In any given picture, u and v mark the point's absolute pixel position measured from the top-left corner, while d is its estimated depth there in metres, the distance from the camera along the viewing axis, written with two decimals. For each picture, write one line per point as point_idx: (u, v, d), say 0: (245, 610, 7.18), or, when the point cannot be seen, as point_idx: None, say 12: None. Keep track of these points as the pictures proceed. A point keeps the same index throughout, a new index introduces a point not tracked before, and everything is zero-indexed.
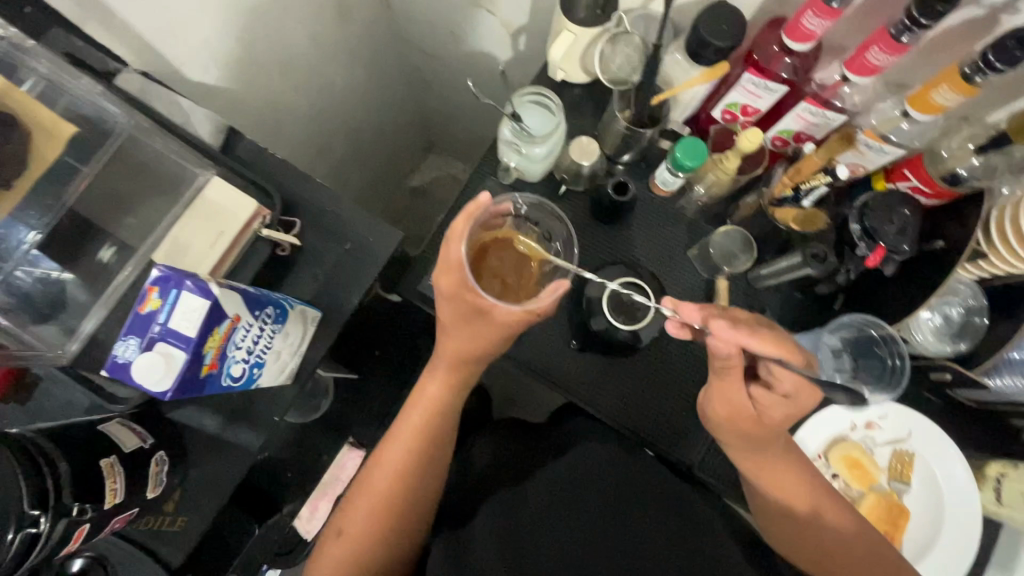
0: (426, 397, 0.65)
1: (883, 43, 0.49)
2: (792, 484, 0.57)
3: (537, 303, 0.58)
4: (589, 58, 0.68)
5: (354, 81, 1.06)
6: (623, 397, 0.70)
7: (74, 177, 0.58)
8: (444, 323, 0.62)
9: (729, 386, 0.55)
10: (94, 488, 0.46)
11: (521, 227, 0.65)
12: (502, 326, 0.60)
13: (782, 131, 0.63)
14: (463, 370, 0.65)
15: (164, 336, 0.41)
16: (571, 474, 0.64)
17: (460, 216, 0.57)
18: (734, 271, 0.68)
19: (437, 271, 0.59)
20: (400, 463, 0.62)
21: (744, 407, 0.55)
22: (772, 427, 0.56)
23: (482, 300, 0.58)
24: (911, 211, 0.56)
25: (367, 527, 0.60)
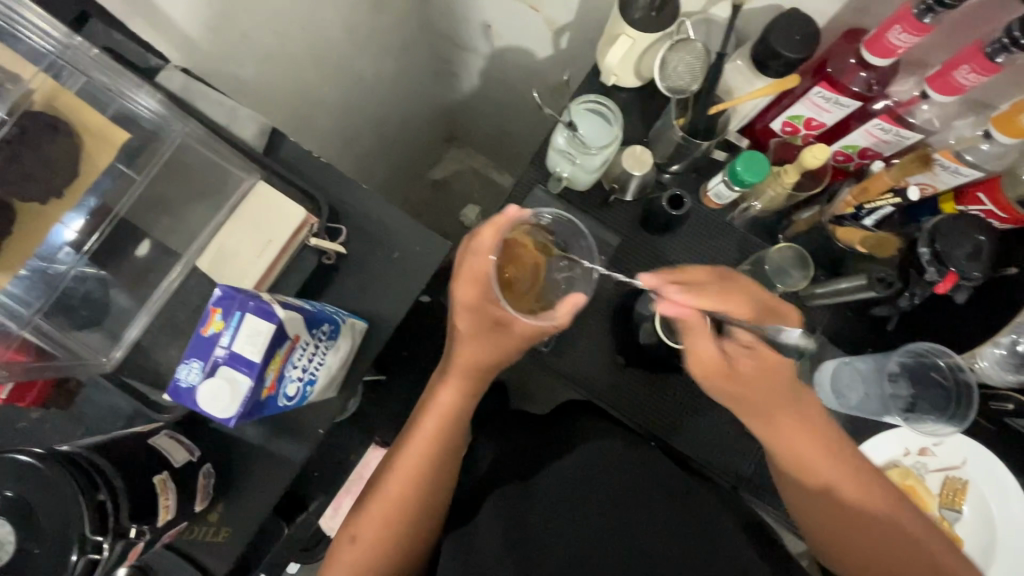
0: (442, 406, 0.62)
1: (975, 63, 0.46)
2: (820, 467, 0.53)
3: (556, 316, 0.57)
4: (644, 63, 0.65)
5: (384, 74, 1.02)
6: (658, 409, 0.69)
7: (130, 187, 0.56)
8: (459, 331, 0.60)
9: (698, 338, 0.52)
10: (149, 507, 0.45)
11: (538, 237, 0.61)
12: (521, 339, 0.59)
13: (847, 146, 0.61)
14: (477, 378, 0.63)
15: (228, 359, 0.39)
16: (577, 475, 0.62)
17: (489, 228, 0.57)
18: (788, 289, 0.65)
19: (460, 281, 0.58)
20: (412, 469, 0.60)
21: (711, 360, 0.52)
22: (764, 388, 0.53)
23: (504, 313, 0.58)
24: (985, 236, 0.54)
25: (380, 533, 0.59)
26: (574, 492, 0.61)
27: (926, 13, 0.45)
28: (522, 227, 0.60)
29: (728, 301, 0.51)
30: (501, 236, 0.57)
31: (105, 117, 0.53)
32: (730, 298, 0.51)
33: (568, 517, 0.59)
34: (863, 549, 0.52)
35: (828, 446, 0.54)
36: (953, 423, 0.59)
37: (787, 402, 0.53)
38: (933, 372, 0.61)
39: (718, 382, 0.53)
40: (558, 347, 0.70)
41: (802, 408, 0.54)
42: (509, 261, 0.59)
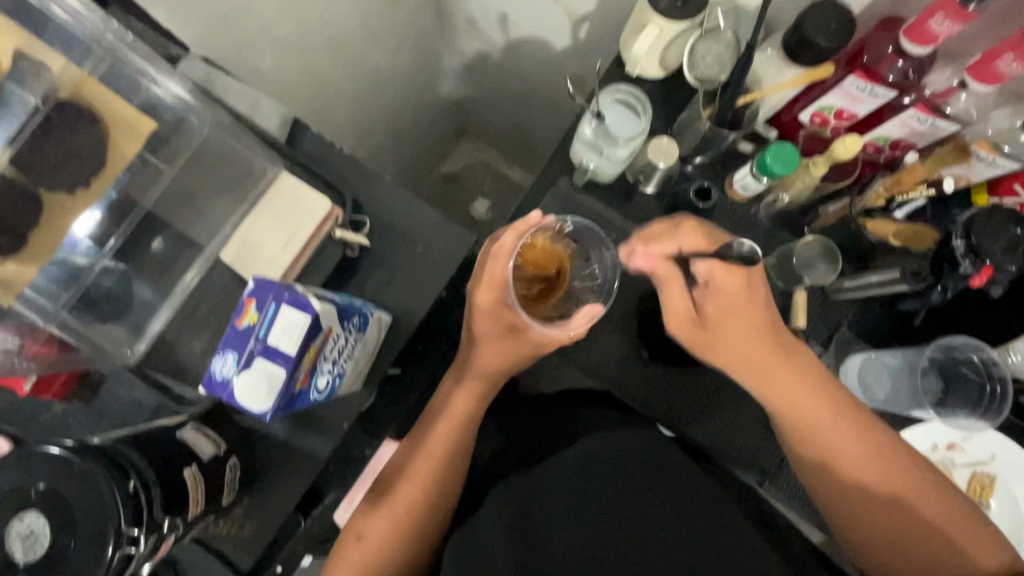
0: (452, 406, 0.63)
1: (1019, 51, 0.45)
2: (831, 430, 0.54)
3: (572, 325, 0.58)
4: (671, 53, 0.64)
5: (399, 66, 1.01)
6: (675, 405, 0.67)
7: (156, 179, 0.56)
8: (475, 334, 0.60)
9: (668, 286, 0.55)
10: (180, 500, 0.45)
11: (561, 245, 0.62)
12: (534, 344, 0.60)
13: (878, 138, 0.60)
14: (493, 379, 0.63)
15: (263, 351, 0.39)
16: (583, 471, 0.61)
17: (510, 232, 0.57)
18: (814, 281, 0.63)
19: (478, 284, 0.57)
20: (427, 467, 0.60)
21: (684, 308, 0.55)
22: (742, 333, 0.54)
23: (520, 318, 0.57)
24: (1022, 229, 0.53)
25: (387, 531, 0.58)
26: (579, 477, 0.61)
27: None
28: (544, 235, 0.61)
29: (680, 242, 0.55)
30: (522, 240, 0.57)
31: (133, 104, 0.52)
32: (686, 238, 0.55)
33: (573, 516, 0.58)
34: (859, 502, 0.53)
35: (830, 403, 0.54)
36: (984, 419, 0.60)
37: (784, 358, 0.55)
38: (964, 367, 0.61)
39: (692, 330, 0.55)
40: (584, 342, 0.70)
41: (798, 370, 0.55)
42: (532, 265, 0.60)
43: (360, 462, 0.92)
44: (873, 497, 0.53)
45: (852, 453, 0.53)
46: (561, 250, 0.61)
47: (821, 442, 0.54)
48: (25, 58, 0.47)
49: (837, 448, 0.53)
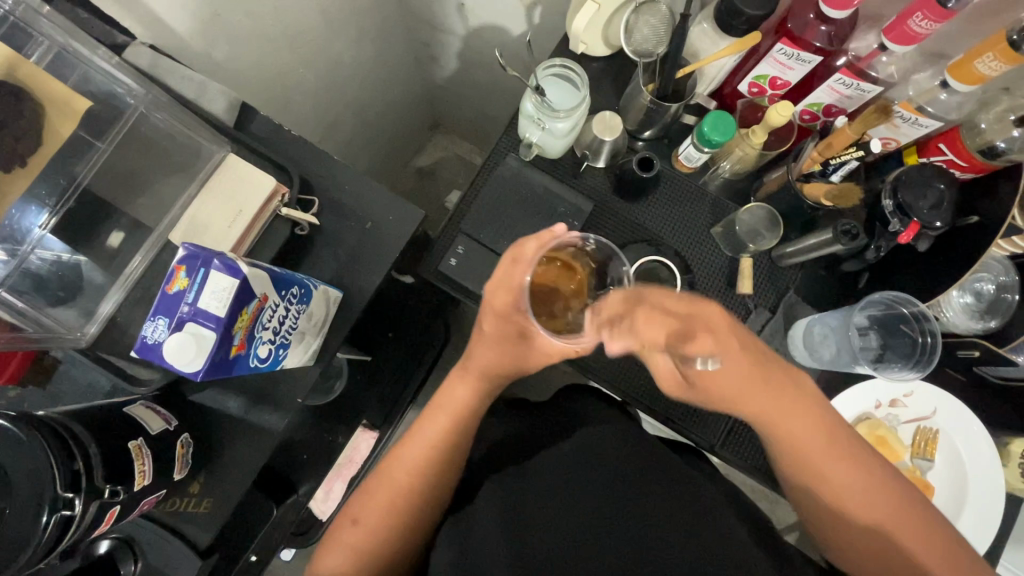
0: (455, 402, 0.62)
1: (928, 10, 0.47)
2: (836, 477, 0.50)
3: (583, 340, 0.52)
4: (612, 30, 0.66)
5: (361, 58, 1.01)
6: (653, 379, 0.69)
7: (89, 155, 0.56)
8: (482, 332, 0.59)
9: (652, 356, 0.53)
10: (125, 470, 0.46)
11: (583, 263, 0.57)
12: (543, 353, 0.58)
13: (811, 104, 0.62)
14: (492, 380, 0.62)
15: (194, 315, 0.41)
16: (573, 453, 0.62)
17: (533, 241, 0.55)
18: (759, 249, 0.66)
19: (492, 286, 0.56)
20: (420, 458, 0.59)
21: (670, 373, 0.53)
22: (733, 390, 0.51)
23: (530, 326, 0.55)
24: (945, 185, 0.55)
25: (380, 520, 0.57)
26: (574, 475, 0.59)
27: None
28: (565, 252, 0.57)
29: (642, 333, 0.48)
30: (544, 252, 0.55)
31: (70, 88, 0.53)
32: (645, 331, 0.48)
33: (566, 509, 0.56)
34: (856, 536, 0.50)
35: (838, 436, 0.51)
36: (917, 369, 0.63)
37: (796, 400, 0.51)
38: (900, 322, 0.64)
39: (683, 391, 0.54)
40: None
41: (806, 408, 0.51)
42: (546, 276, 0.55)
43: (334, 450, 0.92)
44: (860, 531, 0.50)
45: (848, 485, 0.50)
46: (582, 267, 0.57)
47: (819, 480, 0.51)
48: None
49: (836, 485, 0.50)
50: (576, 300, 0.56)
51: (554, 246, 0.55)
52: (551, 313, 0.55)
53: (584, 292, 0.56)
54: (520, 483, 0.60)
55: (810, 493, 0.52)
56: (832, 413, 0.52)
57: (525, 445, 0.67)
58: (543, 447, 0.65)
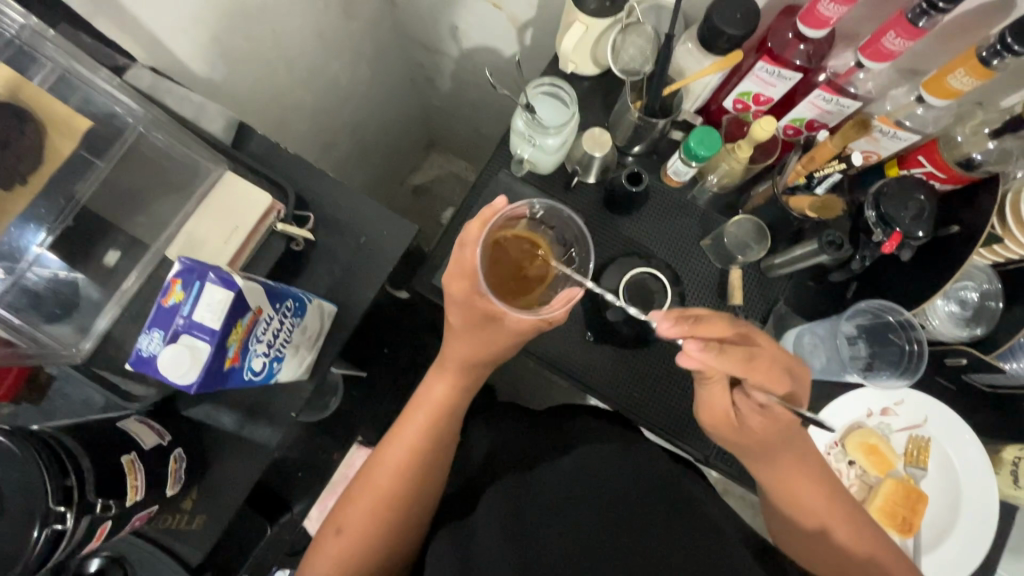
0: (433, 398, 0.61)
1: (900, 28, 0.49)
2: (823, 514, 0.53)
3: (548, 310, 0.54)
4: (600, 50, 0.68)
5: (358, 79, 1.03)
6: (640, 385, 0.69)
7: (89, 173, 0.57)
8: (453, 326, 0.58)
9: (709, 386, 0.53)
10: (116, 486, 0.46)
11: (537, 231, 0.60)
12: (514, 333, 0.56)
13: (794, 120, 0.64)
14: (471, 373, 0.61)
15: (189, 327, 0.42)
16: (572, 470, 0.62)
17: (475, 221, 0.53)
18: (747, 261, 0.67)
19: (449, 275, 0.55)
20: (403, 458, 0.59)
21: (723, 408, 0.53)
22: (772, 436, 0.52)
23: (493, 307, 0.54)
24: (925, 196, 0.56)
25: (368, 525, 0.57)
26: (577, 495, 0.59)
27: None
28: (520, 226, 0.59)
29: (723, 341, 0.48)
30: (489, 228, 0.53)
31: (70, 107, 0.54)
32: (710, 329, 0.48)
33: (564, 519, 0.57)
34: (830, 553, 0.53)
35: (813, 470, 0.54)
36: (905, 376, 0.64)
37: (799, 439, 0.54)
38: (888, 330, 0.65)
39: (723, 427, 0.54)
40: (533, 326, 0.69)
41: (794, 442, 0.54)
42: (501, 253, 0.57)
43: (329, 467, 0.92)
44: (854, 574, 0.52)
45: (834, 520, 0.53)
46: (539, 236, 0.60)
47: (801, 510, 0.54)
48: None
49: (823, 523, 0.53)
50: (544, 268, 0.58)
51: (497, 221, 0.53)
52: (513, 289, 0.56)
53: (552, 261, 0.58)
54: (516, 498, 0.61)
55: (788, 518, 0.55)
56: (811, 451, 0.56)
57: (523, 455, 0.67)
58: (541, 462, 0.65)
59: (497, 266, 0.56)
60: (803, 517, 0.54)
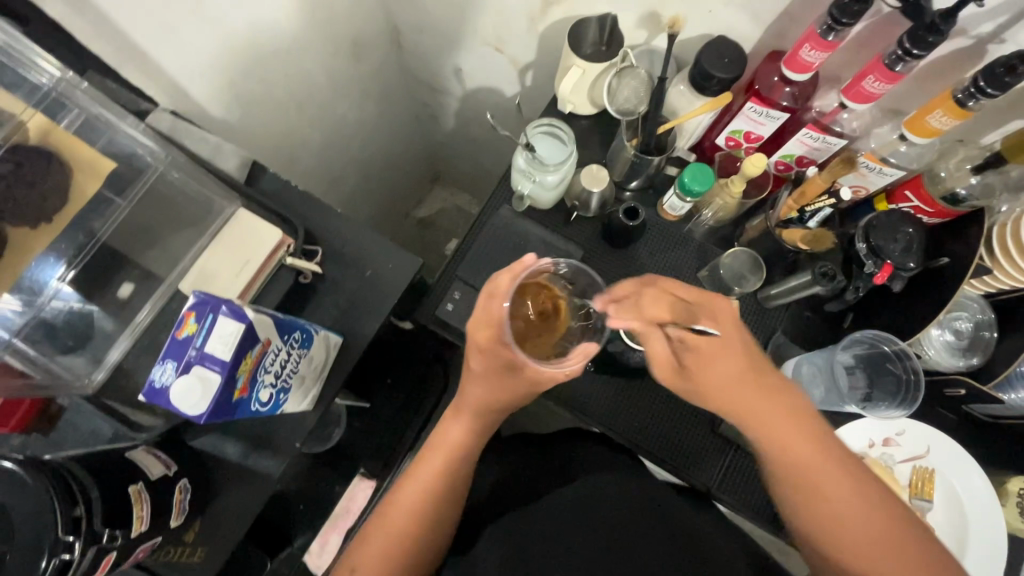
0: (448, 441, 0.62)
1: (879, 72, 0.51)
2: (828, 490, 0.50)
3: (567, 363, 0.54)
4: (597, 92, 0.71)
5: (366, 118, 1.08)
6: (650, 423, 0.69)
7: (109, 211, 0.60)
8: (472, 371, 0.58)
9: (648, 339, 0.53)
10: (124, 515, 0.47)
11: (557, 287, 0.59)
12: (530, 382, 0.56)
13: (785, 155, 0.66)
14: (488, 418, 0.62)
15: (201, 359, 0.43)
16: (575, 508, 0.63)
17: (506, 274, 0.54)
18: (744, 291, 0.69)
19: (475, 323, 0.55)
20: (417, 501, 0.59)
21: (666, 358, 0.53)
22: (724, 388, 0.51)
23: (516, 358, 0.54)
24: (914, 229, 0.58)
25: (381, 568, 0.57)
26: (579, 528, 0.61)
27: (829, 30, 0.50)
28: (543, 277, 0.59)
29: (643, 310, 0.53)
30: (518, 282, 0.55)
31: (95, 149, 0.57)
32: (648, 309, 0.53)
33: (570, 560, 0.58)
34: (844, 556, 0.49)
35: (804, 435, 0.51)
36: (904, 406, 0.64)
37: (780, 392, 0.52)
38: (884, 359, 0.65)
39: (676, 380, 0.53)
40: None
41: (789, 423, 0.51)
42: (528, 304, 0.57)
43: (330, 500, 0.91)
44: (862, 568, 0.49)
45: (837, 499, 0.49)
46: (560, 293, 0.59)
47: (820, 507, 0.50)
48: None
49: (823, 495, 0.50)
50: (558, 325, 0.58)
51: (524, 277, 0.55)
52: (534, 342, 0.56)
53: (565, 315, 0.58)
54: (523, 539, 0.61)
55: (801, 515, 0.51)
56: (796, 410, 0.51)
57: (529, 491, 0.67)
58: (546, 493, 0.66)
59: (523, 318, 0.56)
60: (806, 497, 0.50)
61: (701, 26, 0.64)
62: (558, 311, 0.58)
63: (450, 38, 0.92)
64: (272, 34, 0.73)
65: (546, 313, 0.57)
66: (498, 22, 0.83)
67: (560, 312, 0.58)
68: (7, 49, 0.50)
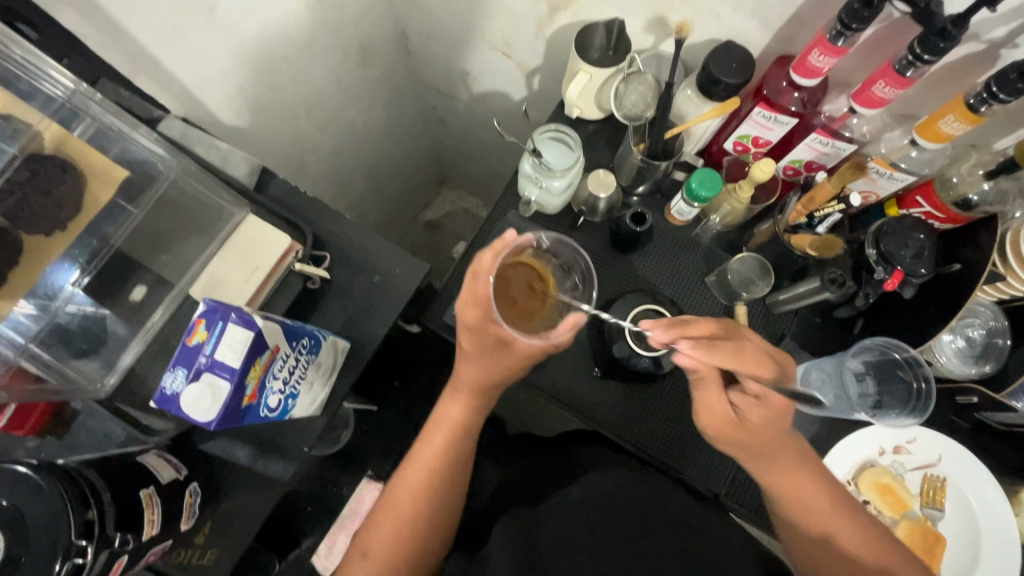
0: (448, 419, 0.62)
1: (888, 78, 0.51)
2: (834, 524, 0.55)
3: (555, 336, 0.54)
4: (604, 97, 0.71)
5: (375, 122, 1.08)
6: (651, 423, 0.69)
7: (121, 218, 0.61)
8: (464, 349, 0.59)
9: (705, 388, 0.55)
10: (134, 520, 0.47)
11: (544, 261, 0.60)
12: (523, 356, 0.58)
13: (793, 161, 0.66)
14: (486, 394, 0.62)
15: (211, 366, 0.44)
16: (587, 497, 0.62)
17: (487, 252, 0.55)
18: (752, 296, 0.68)
19: (462, 303, 0.56)
20: (423, 480, 0.59)
21: (723, 409, 0.55)
22: (767, 447, 0.55)
23: (505, 332, 0.55)
24: (925, 235, 0.57)
25: (393, 548, 0.57)
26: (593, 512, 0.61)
27: (839, 36, 0.50)
28: (526, 253, 0.59)
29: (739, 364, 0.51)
30: (501, 260, 0.55)
31: (108, 158, 0.58)
32: (745, 363, 0.51)
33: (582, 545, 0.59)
34: None
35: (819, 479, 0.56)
36: (914, 416, 0.61)
37: (790, 441, 0.56)
38: (894, 367, 0.63)
39: (726, 430, 0.55)
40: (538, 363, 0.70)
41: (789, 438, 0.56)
42: (512, 279, 0.57)
43: (338, 502, 0.92)
44: None
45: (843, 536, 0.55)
46: (544, 265, 0.60)
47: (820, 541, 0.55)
48: (13, 120, 0.52)
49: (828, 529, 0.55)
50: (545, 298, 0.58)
51: (508, 253, 0.56)
52: (522, 314, 0.56)
53: (552, 286, 0.59)
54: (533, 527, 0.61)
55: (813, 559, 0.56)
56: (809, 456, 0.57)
57: (535, 491, 0.68)
58: (550, 494, 0.66)
59: (505, 292, 0.56)
60: (811, 527, 0.55)
61: (708, 32, 0.64)
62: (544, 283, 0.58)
63: (459, 42, 0.92)
64: (281, 41, 0.73)
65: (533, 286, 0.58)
66: (505, 27, 0.83)
67: (546, 285, 0.58)
68: (21, 64, 0.52)
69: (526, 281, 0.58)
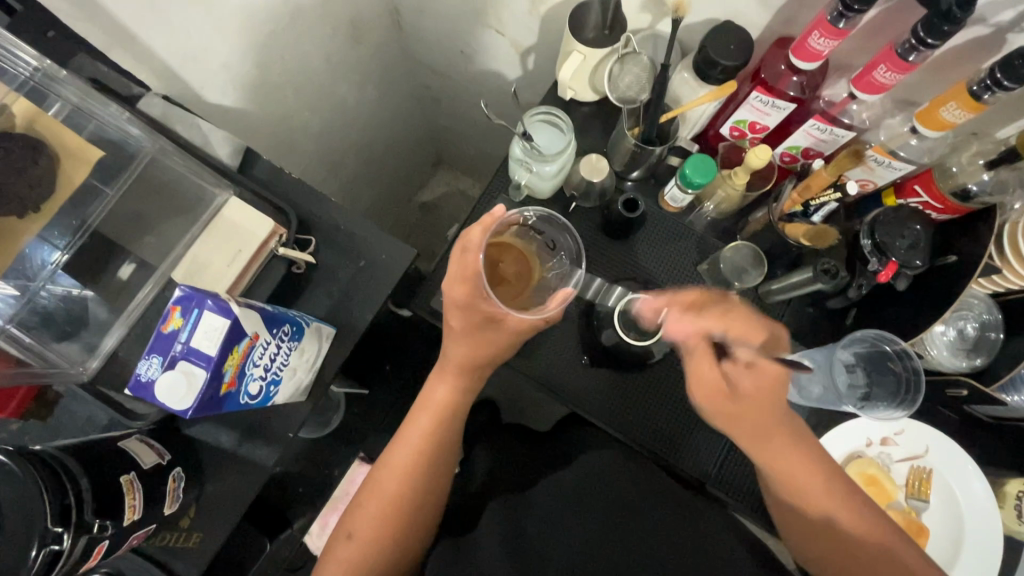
0: (435, 401, 0.62)
1: (890, 62, 0.49)
2: (822, 498, 0.52)
3: (547, 310, 0.56)
4: (598, 78, 0.69)
5: (366, 100, 1.05)
6: (640, 410, 0.68)
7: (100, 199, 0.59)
8: (452, 329, 0.58)
9: (696, 357, 0.54)
10: (114, 505, 0.47)
11: (527, 237, 0.61)
12: (512, 334, 0.57)
13: (790, 147, 0.64)
14: (473, 375, 0.61)
15: (186, 354, 0.43)
16: (574, 485, 0.62)
17: (476, 226, 0.54)
18: (744, 286, 0.67)
19: (450, 280, 0.55)
20: (408, 462, 0.59)
21: (712, 379, 0.52)
22: (761, 421, 0.52)
23: (496, 309, 0.55)
24: (921, 227, 0.57)
25: (377, 530, 0.57)
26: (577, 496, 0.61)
27: (839, 18, 0.47)
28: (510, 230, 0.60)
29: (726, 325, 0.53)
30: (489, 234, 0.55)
31: (83, 137, 0.56)
32: (734, 323, 0.53)
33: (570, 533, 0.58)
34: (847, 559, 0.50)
35: (805, 448, 0.52)
36: (902, 407, 0.62)
37: (780, 412, 0.53)
38: (884, 359, 0.63)
39: (720, 405, 0.53)
40: (526, 351, 0.70)
41: (783, 416, 0.53)
42: (500, 258, 0.58)
43: (329, 484, 0.93)
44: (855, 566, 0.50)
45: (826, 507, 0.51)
46: (527, 244, 0.61)
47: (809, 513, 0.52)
48: None
49: (811, 499, 0.52)
50: (533, 271, 0.60)
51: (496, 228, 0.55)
52: (511, 291, 0.58)
53: (537, 263, 0.60)
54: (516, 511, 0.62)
55: (801, 533, 0.53)
56: (799, 426, 0.53)
57: (523, 476, 0.68)
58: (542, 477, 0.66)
59: (492, 270, 0.57)
60: (800, 505, 0.52)
61: (706, 12, 0.61)
62: (529, 260, 0.60)
63: (452, 19, 0.89)
64: (266, 16, 0.71)
65: (520, 262, 0.59)
66: (498, 3, 0.80)
67: (531, 262, 0.60)
68: None
69: (513, 257, 0.59)
